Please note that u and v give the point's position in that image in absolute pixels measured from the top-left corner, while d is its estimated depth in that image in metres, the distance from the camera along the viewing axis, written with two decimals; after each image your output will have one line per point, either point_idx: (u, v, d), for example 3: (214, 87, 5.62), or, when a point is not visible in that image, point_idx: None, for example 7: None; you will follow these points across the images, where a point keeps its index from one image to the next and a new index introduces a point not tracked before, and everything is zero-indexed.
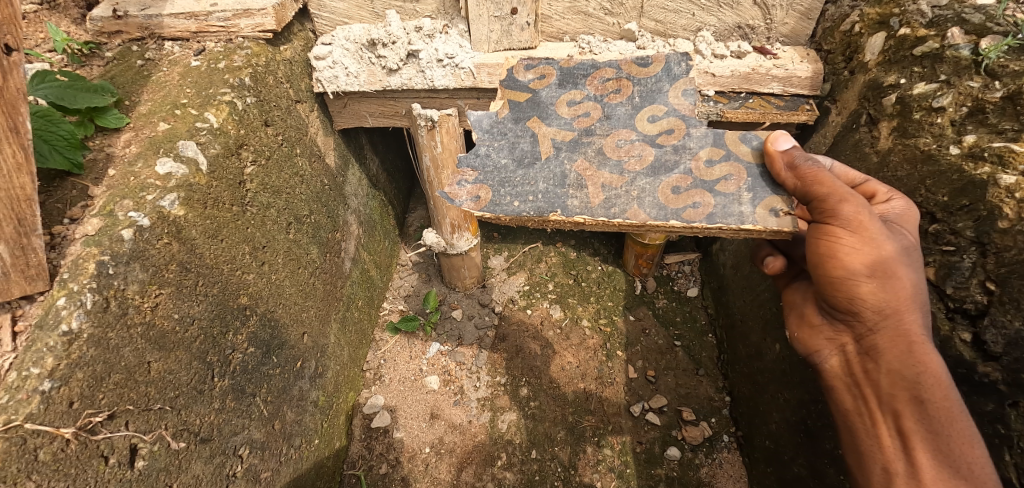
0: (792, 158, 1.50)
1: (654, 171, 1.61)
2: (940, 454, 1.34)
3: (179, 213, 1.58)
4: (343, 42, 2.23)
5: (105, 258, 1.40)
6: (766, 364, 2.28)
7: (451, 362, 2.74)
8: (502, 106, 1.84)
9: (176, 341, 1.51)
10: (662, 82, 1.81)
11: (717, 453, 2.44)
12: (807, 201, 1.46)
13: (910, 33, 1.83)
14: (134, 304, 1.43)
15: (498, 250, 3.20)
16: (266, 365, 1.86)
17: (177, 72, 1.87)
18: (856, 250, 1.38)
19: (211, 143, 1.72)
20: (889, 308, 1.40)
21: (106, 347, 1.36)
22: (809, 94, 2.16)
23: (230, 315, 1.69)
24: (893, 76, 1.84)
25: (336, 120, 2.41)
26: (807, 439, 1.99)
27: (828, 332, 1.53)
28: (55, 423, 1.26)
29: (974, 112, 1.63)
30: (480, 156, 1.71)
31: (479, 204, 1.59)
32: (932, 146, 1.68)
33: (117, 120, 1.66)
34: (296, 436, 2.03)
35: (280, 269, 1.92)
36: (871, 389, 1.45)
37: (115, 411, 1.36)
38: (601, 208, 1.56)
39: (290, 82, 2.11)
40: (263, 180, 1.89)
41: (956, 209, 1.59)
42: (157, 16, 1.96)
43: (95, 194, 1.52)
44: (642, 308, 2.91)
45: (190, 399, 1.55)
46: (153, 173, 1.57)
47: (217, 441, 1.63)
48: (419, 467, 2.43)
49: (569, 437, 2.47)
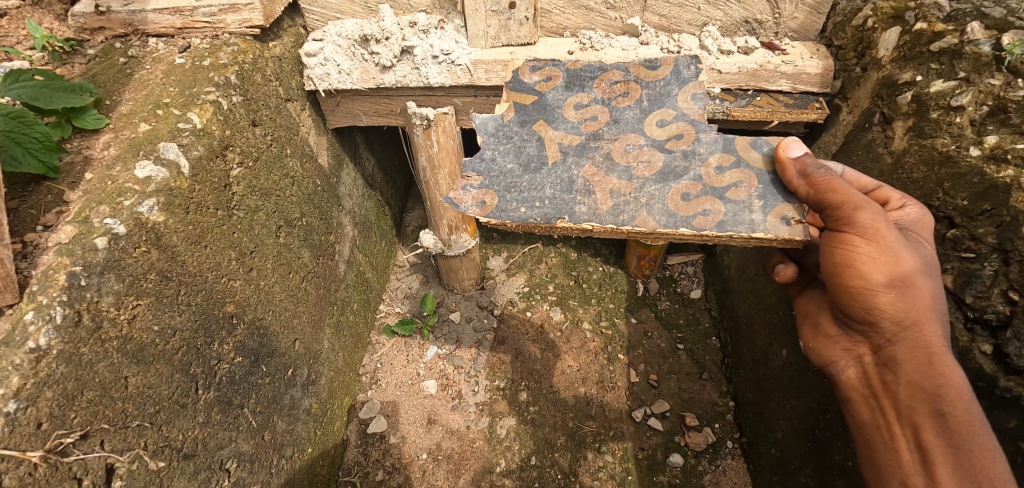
0: (804, 165, 1.42)
1: (663, 177, 1.54)
2: (961, 469, 1.27)
3: (158, 218, 1.50)
4: (335, 38, 2.13)
5: (76, 268, 1.33)
6: (772, 369, 2.21)
7: (449, 366, 2.67)
8: (508, 109, 1.76)
9: (155, 354, 1.44)
10: (671, 85, 1.73)
11: (720, 460, 2.37)
12: (820, 208, 1.39)
13: (926, 27, 1.74)
14: (109, 317, 1.36)
15: (498, 251, 3.13)
16: (255, 374, 1.79)
17: (161, 70, 1.79)
18: (873, 259, 1.30)
19: (194, 144, 1.64)
20: (908, 318, 1.33)
21: (78, 363, 1.30)
22: (819, 92, 2.07)
23: (216, 324, 1.63)
24: (909, 73, 1.75)
25: (330, 119, 2.33)
26: (816, 450, 1.92)
27: (844, 342, 1.45)
28: (22, 446, 1.19)
29: (996, 111, 1.55)
30: (486, 160, 1.63)
31: (485, 210, 1.52)
32: (950, 146, 1.60)
33: (95, 121, 1.59)
34: (287, 446, 1.96)
35: (269, 274, 1.85)
36: (890, 402, 1.37)
37: (88, 430, 1.29)
38: (609, 214, 1.49)
39: (280, 80, 2.03)
40: (251, 182, 1.81)
41: (977, 213, 1.51)
42: (141, 11, 1.88)
43: (70, 200, 1.45)
44: (644, 310, 2.84)
45: (172, 414, 1.48)
46: (132, 177, 1.50)
47: (202, 455, 1.57)
48: (416, 473, 2.37)
49: (569, 443, 2.40)
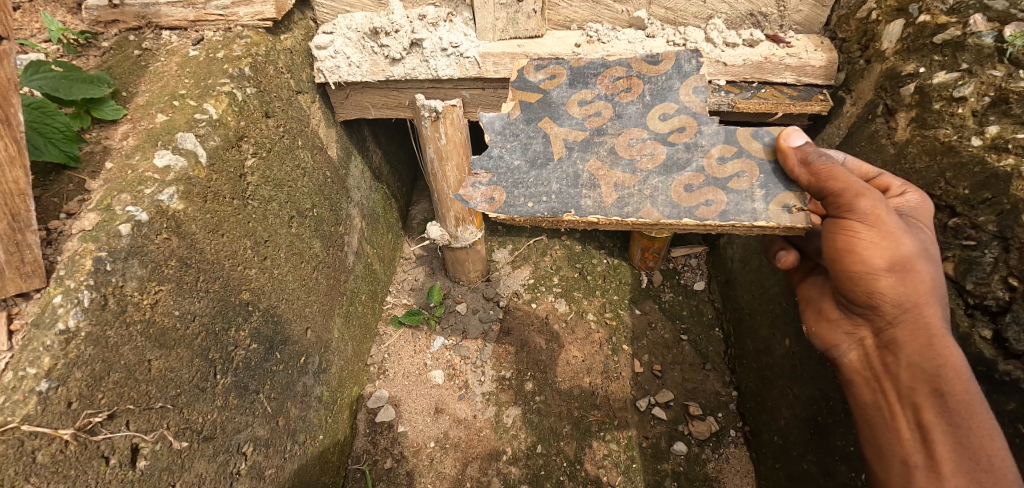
0: (805, 154, 1.46)
1: (666, 169, 1.57)
2: (960, 447, 1.30)
3: (178, 207, 1.54)
4: (346, 31, 2.16)
5: (102, 254, 1.37)
6: (775, 359, 2.24)
7: (456, 357, 2.71)
8: (514, 107, 1.79)
9: (177, 338, 1.48)
10: (672, 79, 1.76)
11: (723, 448, 2.41)
12: (821, 196, 1.42)
13: (930, 20, 1.76)
14: (133, 301, 1.40)
15: (503, 243, 3.16)
16: (270, 361, 1.83)
17: (176, 62, 1.82)
18: (874, 244, 1.33)
19: (210, 135, 1.67)
20: (908, 301, 1.36)
21: (105, 346, 1.33)
22: (823, 84, 2.10)
23: (232, 310, 1.66)
24: (913, 65, 1.78)
25: (339, 111, 2.36)
26: (818, 436, 1.95)
27: (847, 326, 1.49)
28: (54, 424, 1.23)
29: (997, 102, 1.58)
30: (493, 157, 1.66)
31: (494, 206, 1.55)
32: (952, 137, 1.63)
33: (113, 112, 1.61)
34: (300, 432, 2.00)
35: (282, 264, 1.89)
36: (891, 383, 1.41)
37: (115, 411, 1.33)
38: (614, 207, 1.52)
39: (291, 72, 2.06)
40: (264, 173, 1.84)
41: (978, 202, 1.55)
42: (154, 4, 1.91)
43: (92, 188, 1.48)
44: (648, 302, 2.88)
45: (192, 397, 1.52)
46: (152, 166, 1.53)
47: (221, 438, 1.61)
48: (424, 461, 2.40)
49: (574, 432, 2.44)
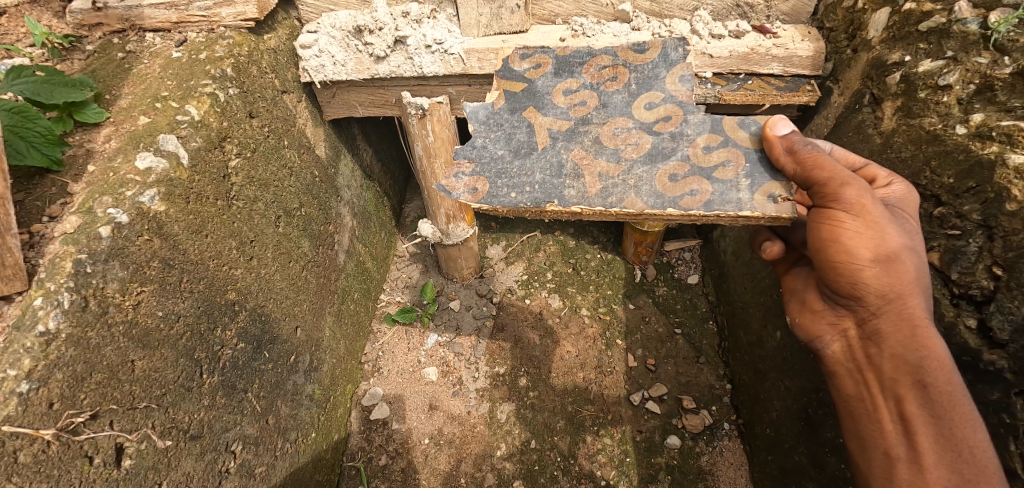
0: (791, 143, 1.45)
1: (650, 158, 1.57)
2: (942, 438, 1.30)
3: (160, 208, 1.54)
4: (329, 29, 2.16)
5: (82, 256, 1.38)
6: (767, 351, 2.23)
7: (449, 354, 2.71)
8: (498, 97, 1.78)
9: (161, 339, 1.49)
10: (659, 68, 1.75)
11: (717, 441, 2.41)
12: (807, 186, 1.41)
13: (915, 8, 1.74)
14: (115, 302, 1.41)
15: (497, 240, 3.16)
16: (258, 360, 1.84)
17: (159, 64, 1.83)
18: (859, 234, 1.33)
19: (193, 136, 1.68)
20: (892, 292, 1.35)
21: (86, 347, 1.35)
22: (810, 74, 2.09)
23: (218, 310, 1.67)
24: (898, 53, 1.76)
25: (327, 110, 2.36)
26: (809, 428, 1.95)
27: (830, 316, 1.47)
28: (35, 425, 1.25)
29: (983, 90, 1.56)
30: (477, 147, 1.66)
31: (476, 196, 1.55)
32: (937, 125, 1.62)
33: (97, 115, 1.62)
34: (291, 430, 2.01)
35: (269, 262, 1.90)
36: (874, 374, 1.40)
37: (98, 411, 1.35)
38: (597, 198, 1.52)
39: (276, 72, 2.06)
40: (250, 172, 1.85)
41: (963, 191, 1.53)
42: (137, 7, 1.91)
43: (74, 191, 1.49)
44: (642, 296, 2.87)
45: (178, 397, 1.53)
46: (133, 168, 1.54)
47: (208, 437, 1.62)
48: (419, 457, 2.41)
49: (568, 427, 2.44)
